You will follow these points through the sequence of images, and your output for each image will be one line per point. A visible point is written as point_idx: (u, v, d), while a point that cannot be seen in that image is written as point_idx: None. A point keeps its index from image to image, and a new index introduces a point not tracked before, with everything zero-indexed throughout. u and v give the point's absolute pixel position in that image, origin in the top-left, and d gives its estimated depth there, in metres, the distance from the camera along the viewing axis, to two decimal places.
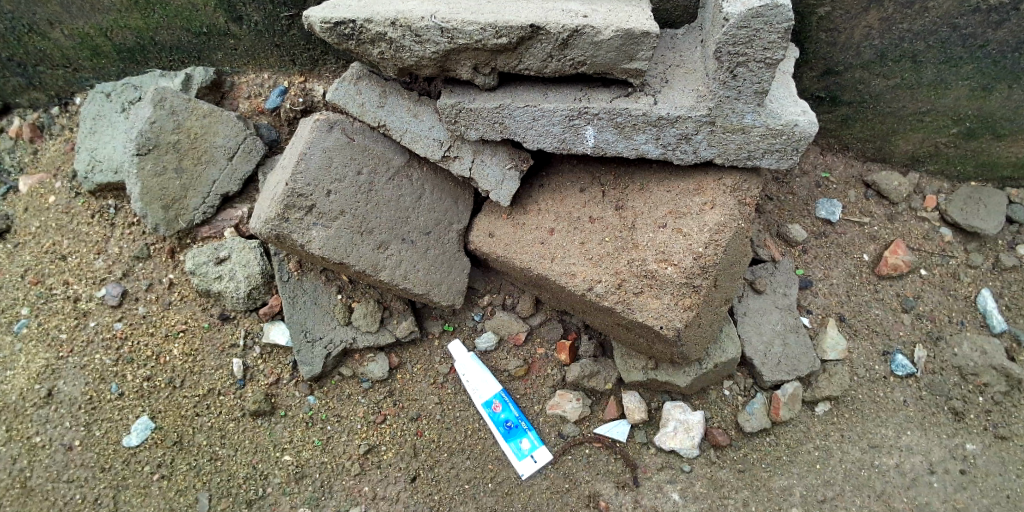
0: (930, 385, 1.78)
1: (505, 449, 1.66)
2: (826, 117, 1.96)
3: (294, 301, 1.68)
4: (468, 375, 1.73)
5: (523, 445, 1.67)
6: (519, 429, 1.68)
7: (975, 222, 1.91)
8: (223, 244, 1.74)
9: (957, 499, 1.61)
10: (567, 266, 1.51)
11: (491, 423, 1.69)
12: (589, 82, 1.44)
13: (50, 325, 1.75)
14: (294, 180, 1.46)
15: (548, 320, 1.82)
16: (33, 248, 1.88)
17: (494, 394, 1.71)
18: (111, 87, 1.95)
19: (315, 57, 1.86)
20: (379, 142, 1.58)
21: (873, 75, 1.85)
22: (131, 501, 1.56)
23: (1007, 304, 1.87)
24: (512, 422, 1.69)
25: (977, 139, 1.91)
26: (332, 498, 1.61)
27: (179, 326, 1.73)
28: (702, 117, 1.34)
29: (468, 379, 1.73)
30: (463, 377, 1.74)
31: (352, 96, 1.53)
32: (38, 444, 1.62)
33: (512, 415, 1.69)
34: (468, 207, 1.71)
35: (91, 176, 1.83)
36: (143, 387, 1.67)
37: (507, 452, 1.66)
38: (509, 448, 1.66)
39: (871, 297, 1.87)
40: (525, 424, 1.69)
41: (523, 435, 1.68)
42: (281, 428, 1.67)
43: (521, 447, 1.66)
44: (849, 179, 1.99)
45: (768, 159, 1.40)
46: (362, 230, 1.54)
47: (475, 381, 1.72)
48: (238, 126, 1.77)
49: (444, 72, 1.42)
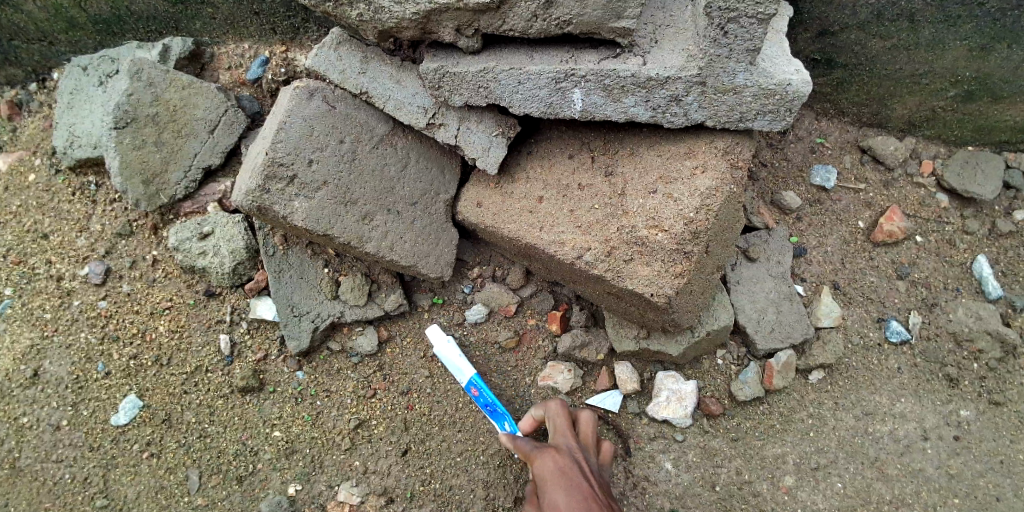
0: (925, 352, 1.76)
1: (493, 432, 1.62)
2: (820, 81, 1.91)
3: (279, 276, 1.65)
4: (447, 357, 1.68)
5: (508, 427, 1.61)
6: (502, 412, 1.63)
7: (972, 187, 1.88)
8: (207, 219, 1.71)
9: (950, 465, 1.62)
10: (557, 234, 1.48)
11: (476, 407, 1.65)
12: (575, 43, 1.40)
13: (35, 305, 1.72)
14: (274, 148, 1.42)
15: (540, 291, 1.80)
16: (14, 227, 1.83)
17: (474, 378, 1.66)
18: (88, 61, 1.90)
19: (297, 26, 1.81)
20: (361, 110, 1.54)
21: (870, 36, 1.79)
22: (122, 479, 1.55)
23: (1003, 270, 1.86)
24: (493, 405, 1.63)
25: (975, 102, 1.88)
26: (324, 473, 1.60)
27: (165, 303, 1.70)
28: (692, 77, 1.30)
29: (447, 361, 1.68)
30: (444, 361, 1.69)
31: (333, 62, 1.48)
32: (26, 424, 1.60)
33: (489, 399, 1.64)
34: (456, 176, 1.67)
35: (70, 151, 1.79)
36: (130, 365, 1.65)
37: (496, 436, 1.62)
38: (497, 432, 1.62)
39: (866, 264, 1.85)
40: (508, 406, 1.64)
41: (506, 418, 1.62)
42: (270, 404, 1.65)
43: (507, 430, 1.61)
44: (844, 144, 1.96)
45: (761, 120, 1.37)
46: (346, 200, 1.51)
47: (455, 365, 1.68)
48: (220, 98, 1.74)
49: (426, 35, 1.38)
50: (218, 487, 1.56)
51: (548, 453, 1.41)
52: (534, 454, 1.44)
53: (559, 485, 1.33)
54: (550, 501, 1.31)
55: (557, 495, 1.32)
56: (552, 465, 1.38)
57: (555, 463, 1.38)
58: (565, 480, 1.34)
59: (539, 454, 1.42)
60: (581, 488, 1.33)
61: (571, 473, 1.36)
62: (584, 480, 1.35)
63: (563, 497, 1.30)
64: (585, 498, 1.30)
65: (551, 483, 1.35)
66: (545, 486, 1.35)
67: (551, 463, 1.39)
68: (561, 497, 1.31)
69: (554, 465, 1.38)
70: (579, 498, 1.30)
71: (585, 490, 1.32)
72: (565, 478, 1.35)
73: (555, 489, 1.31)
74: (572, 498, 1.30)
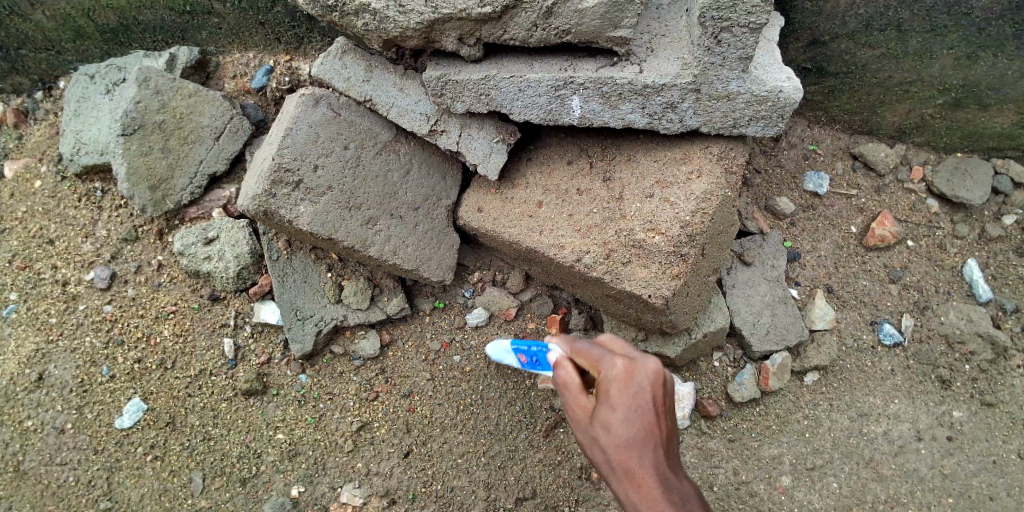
0: (918, 354, 1.80)
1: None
2: (812, 89, 1.96)
3: (283, 280, 1.68)
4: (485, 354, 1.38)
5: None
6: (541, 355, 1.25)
7: (961, 193, 1.93)
8: (212, 224, 1.74)
9: (944, 465, 1.65)
10: (557, 237, 1.52)
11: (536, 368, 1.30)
12: (574, 52, 1.44)
13: (39, 309, 1.74)
14: (281, 154, 1.46)
15: (539, 295, 1.83)
16: (20, 233, 1.85)
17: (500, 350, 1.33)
18: (95, 70, 1.94)
19: (301, 35, 1.85)
20: (365, 117, 1.58)
21: (860, 45, 1.84)
22: (126, 482, 1.56)
23: (993, 273, 1.90)
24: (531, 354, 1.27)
25: (963, 109, 1.92)
26: (326, 475, 1.61)
27: (170, 307, 1.73)
28: (688, 84, 1.35)
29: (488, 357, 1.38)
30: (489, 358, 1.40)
31: (338, 71, 1.52)
32: (30, 427, 1.61)
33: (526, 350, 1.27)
34: (457, 182, 1.71)
35: (77, 158, 1.81)
36: (134, 368, 1.67)
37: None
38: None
39: (859, 268, 1.89)
40: (536, 347, 1.25)
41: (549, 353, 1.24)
42: (273, 407, 1.67)
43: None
44: (837, 151, 2.01)
45: (754, 126, 1.41)
46: (350, 205, 1.54)
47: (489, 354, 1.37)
48: (225, 105, 1.77)
49: (430, 43, 1.42)
50: (221, 489, 1.57)
51: (623, 362, 1.02)
52: (603, 359, 1.05)
53: (621, 410, 0.98)
54: (604, 422, 0.99)
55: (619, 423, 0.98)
56: (622, 387, 0.99)
57: (624, 380, 1.00)
58: (633, 412, 0.98)
59: (605, 360, 1.04)
60: (647, 423, 0.97)
61: (643, 398, 0.98)
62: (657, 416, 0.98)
63: (621, 424, 0.97)
64: (648, 431, 0.97)
65: (615, 402, 0.99)
66: (602, 397, 1.01)
67: (620, 385, 1.00)
68: (621, 431, 0.97)
69: (621, 378, 1.00)
70: (643, 434, 0.97)
71: (651, 424, 0.97)
72: (633, 405, 0.98)
73: (615, 411, 0.98)
74: (633, 431, 0.97)
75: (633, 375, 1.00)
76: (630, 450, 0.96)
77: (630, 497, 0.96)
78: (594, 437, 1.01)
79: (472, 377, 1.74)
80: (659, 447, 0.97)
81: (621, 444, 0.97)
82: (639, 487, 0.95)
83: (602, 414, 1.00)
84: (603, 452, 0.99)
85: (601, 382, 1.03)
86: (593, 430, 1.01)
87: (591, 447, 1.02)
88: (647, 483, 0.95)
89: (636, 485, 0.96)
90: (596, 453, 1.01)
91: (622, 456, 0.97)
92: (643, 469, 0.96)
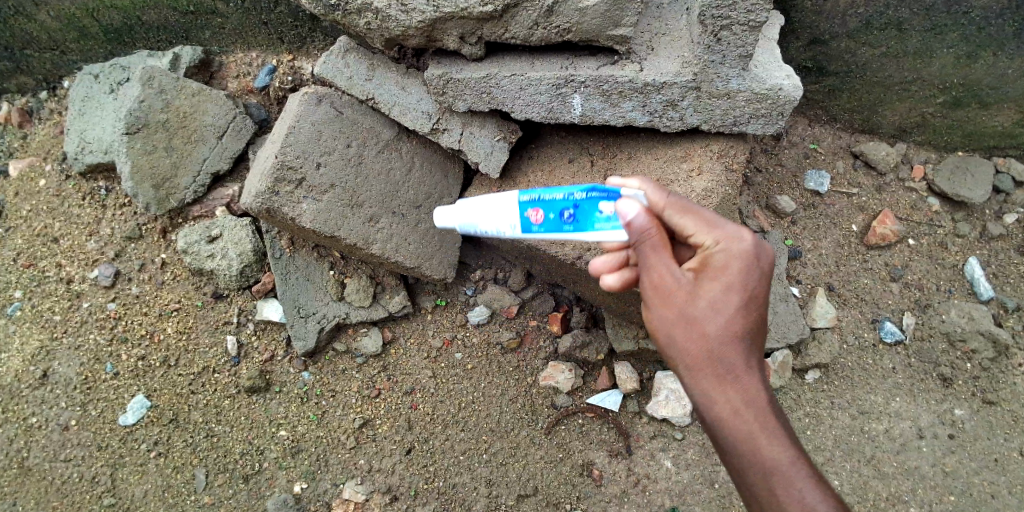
0: (919, 352, 1.80)
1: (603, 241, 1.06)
2: (813, 88, 1.96)
3: (286, 278, 1.69)
4: (480, 215, 1.09)
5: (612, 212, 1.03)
6: (586, 206, 1.04)
7: (963, 191, 1.93)
8: (215, 222, 1.75)
9: (945, 463, 1.65)
10: (558, 235, 1.53)
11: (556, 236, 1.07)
12: (575, 50, 1.45)
13: (44, 307, 1.75)
14: (284, 152, 1.47)
15: (540, 293, 1.84)
16: (25, 232, 1.86)
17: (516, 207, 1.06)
18: (99, 69, 1.95)
19: (303, 35, 1.86)
20: (367, 116, 1.59)
21: (860, 44, 1.84)
22: (129, 478, 1.57)
23: (994, 272, 1.90)
24: (571, 206, 1.05)
25: (964, 108, 1.92)
26: (329, 471, 1.62)
27: (173, 305, 1.74)
28: (688, 82, 1.35)
29: (484, 219, 1.09)
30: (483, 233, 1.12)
31: (340, 70, 1.53)
32: (35, 424, 1.62)
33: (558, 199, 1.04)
34: (458, 180, 1.72)
35: (82, 157, 1.83)
36: (138, 366, 1.68)
37: (607, 238, 1.05)
38: (603, 233, 1.05)
39: (860, 266, 1.89)
40: (583, 195, 1.04)
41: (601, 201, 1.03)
42: (276, 404, 1.68)
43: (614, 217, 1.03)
44: (837, 150, 2.02)
45: (754, 124, 1.42)
46: (352, 203, 1.55)
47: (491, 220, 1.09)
48: (228, 105, 1.78)
49: (431, 42, 1.43)
50: (224, 486, 1.57)
51: (749, 240, 0.99)
52: (723, 231, 0.99)
53: (737, 296, 0.97)
54: (715, 301, 0.97)
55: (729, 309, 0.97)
56: (745, 267, 0.98)
57: (750, 260, 0.98)
58: (748, 300, 0.98)
59: (725, 234, 0.99)
60: (757, 316, 0.99)
61: (758, 286, 0.99)
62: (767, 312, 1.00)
63: (733, 309, 0.97)
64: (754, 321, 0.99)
65: (730, 284, 0.98)
66: (712, 276, 0.98)
67: (743, 264, 0.98)
68: (733, 319, 0.97)
69: (746, 258, 0.98)
70: (750, 328, 0.98)
71: (757, 315, 0.99)
72: (750, 291, 0.98)
73: (730, 295, 0.97)
74: (745, 321, 0.97)
75: (755, 260, 0.99)
76: (735, 342, 0.97)
77: (722, 396, 0.96)
78: (697, 317, 0.97)
79: (473, 374, 1.75)
80: (759, 343, 1.00)
81: (732, 330, 0.97)
82: (739, 387, 0.96)
83: (711, 293, 0.97)
84: (704, 337, 0.97)
85: (719, 255, 0.98)
86: (699, 309, 0.97)
87: (684, 324, 0.98)
88: (750, 386, 0.96)
89: (738, 383, 0.97)
90: (693, 336, 0.98)
91: (726, 347, 0.97)
92: (746, 366, 0.97)
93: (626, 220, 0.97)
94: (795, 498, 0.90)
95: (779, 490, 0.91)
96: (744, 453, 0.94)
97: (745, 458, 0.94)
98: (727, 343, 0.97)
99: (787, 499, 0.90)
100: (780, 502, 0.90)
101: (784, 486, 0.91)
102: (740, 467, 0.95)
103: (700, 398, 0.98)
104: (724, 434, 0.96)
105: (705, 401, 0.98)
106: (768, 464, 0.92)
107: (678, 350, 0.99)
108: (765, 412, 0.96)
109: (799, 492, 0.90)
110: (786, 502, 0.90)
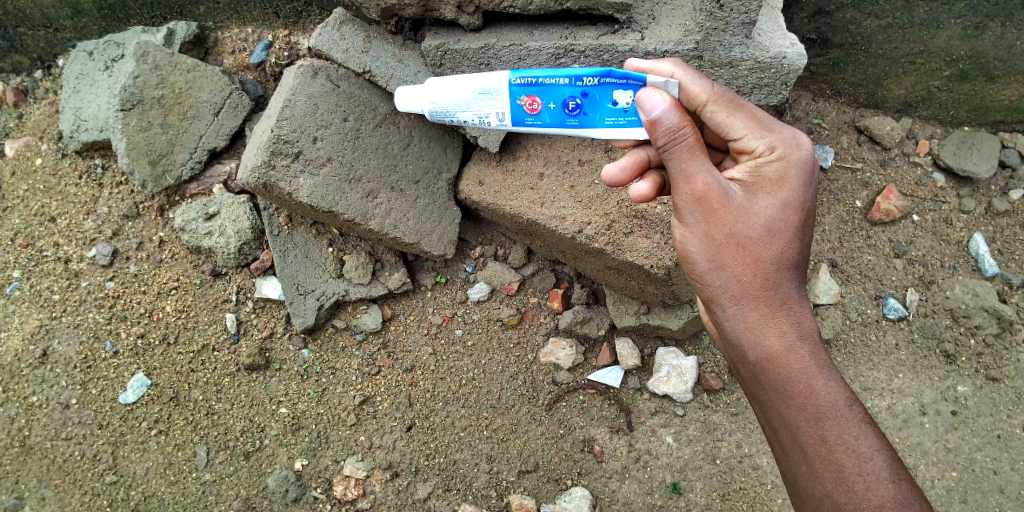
0: (922, 328, 1.78)
1: (602, 131, 1.18)
2: (816, 60, 1.92)
3: (284, 255, 1.68)
4: (478, 94, 1.21)
5: (621, 102, 1.13)
6: (594, 94, 1.13)
7: (968, 166, 1.91)
8: (212, 200, 1.75)
9: (948, 439, 1.65)
10: (558, 209, 1.51)
11: (552, 125, 1.20)
12: (574, 20, 1.43)
13: (42, 287, 1.74)
14: (280, 126, 1.45)
15: (542, 270, 1.84)
16: (22, 212, 1.84)
17: (516, 88, 1.17)
18: (93, 46, 1.93)
19: (300, 9, 1.84)
20: (364, 89, 1.56)
21: (865, 14, 1.80)
22: (130, 456, 1.57)
23: (999, 248, 1.88)
24: (577, 94, 1.15)
25: (970, 82, 1.89)
26: (330, 448, 1.61)
27: (171, 283, 1.73)
28: (690, 51, 1.35)
29: (483, 99, 1.21)
30: (472, 111, 1.25)
31: (336, 42, 1.52)
32: (35, 403, 1.61)
33: (558, 85, 1.15)
34: (458, 155, 1.69)
35: (77, 135, 1.81)
36: (137, 344, 1.67)
37: (611, 133, 1.17)
38: (609, 129, 1.17)
39: (863, 242, 1.87)
40: (593, 82, 1.12)
41: (609, 90, 1.12)
42: (276, 382, 1.67)
43: (621, 107, 1.14)
44: (842, 125, 1.99)
45: (757, 94, 1.43)
46: (349, 178, 1.53)
47: (484, 99, 1.21)
48: (224, 81, 1.76)
49: (428, 12, 1.43)
50: (225, 463, 1.57)
51: (796, 152, 1.10)
52: (784, 147, 1.10)
53: (792, 217, 1.10)
54: (770, 217, 1.09)
55: (776, 231, 1.09)
56: (796, 183, 1.10)
57: (802, 175, 1.10)
58: (792, 221, 1.10)
59: (786, 149, 1.10)
60: (802, 241, 1.12)
61: (803, 205, 1.11)
62: (809, 237, 1.13)
63: (786, 225, 1.09)
64: (801, 243, 1.12)
65: (777, 201, 1.09)
66: (761, 194, 1.10)
67: (798, 178, 1.10)
68: (782, 244, 1.09)
69: (801, 174, 1.10)
70: (794, 253, 1.11)
71: (803, 238, 1.12)
72: (796, 210, 1.10)
73: (786, 211, 1.09)
74: (794, 246, 1.10)
75: (807, 184, 1.11)
76: (781, 268, 1.10)
77: (772, 328, 1.08)
78: (749, 238, 1.08)
79: (473, 351, 1.74)
80: (800, 268, 1.12)
81: (784, 250, 1.09)
82: (787, 318, 1.09)
83: (763, 212, 1.09)
84: (756, 260, 1.09)
85: (780, 170, 1.10)
86: (751, 231, 1.08)
87: (738, 241, 1.08)
88: (800, 318, 1.09)
89: (786, 314, 1.09)
90: (745, 260, 1.09)
91: (775, 273, 1.09)
92: (791, 292, 1.10)
93: (652, 117, 1.04)
94: (847, 436, 1.02)
95: (830, 430, 1.03)
96: (796, 392, 1.06)
97: (799, 396, 1.05)
98: (777, 259, 1.09)
99: (838, 438, 1.03)
100: (829, 438, 1.03)
101: (836, 425, 1.03)
102: (785, 390, 1.06)
103: (746, 327, 1.10)
104: (773, 368, 1.07)
105: (751, 330, 1.09)
106: (821, 402, 1.04)
107: (733, 270, 1.09)
108: (810, 339, 1.09)
109: (851, 431, 1.03)
110: (837, 441, 1.03)
